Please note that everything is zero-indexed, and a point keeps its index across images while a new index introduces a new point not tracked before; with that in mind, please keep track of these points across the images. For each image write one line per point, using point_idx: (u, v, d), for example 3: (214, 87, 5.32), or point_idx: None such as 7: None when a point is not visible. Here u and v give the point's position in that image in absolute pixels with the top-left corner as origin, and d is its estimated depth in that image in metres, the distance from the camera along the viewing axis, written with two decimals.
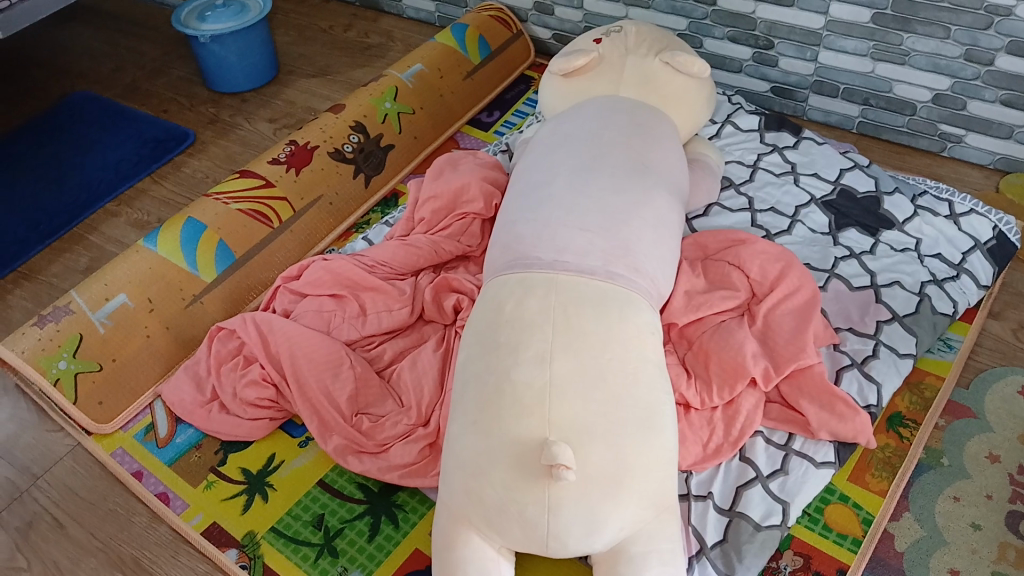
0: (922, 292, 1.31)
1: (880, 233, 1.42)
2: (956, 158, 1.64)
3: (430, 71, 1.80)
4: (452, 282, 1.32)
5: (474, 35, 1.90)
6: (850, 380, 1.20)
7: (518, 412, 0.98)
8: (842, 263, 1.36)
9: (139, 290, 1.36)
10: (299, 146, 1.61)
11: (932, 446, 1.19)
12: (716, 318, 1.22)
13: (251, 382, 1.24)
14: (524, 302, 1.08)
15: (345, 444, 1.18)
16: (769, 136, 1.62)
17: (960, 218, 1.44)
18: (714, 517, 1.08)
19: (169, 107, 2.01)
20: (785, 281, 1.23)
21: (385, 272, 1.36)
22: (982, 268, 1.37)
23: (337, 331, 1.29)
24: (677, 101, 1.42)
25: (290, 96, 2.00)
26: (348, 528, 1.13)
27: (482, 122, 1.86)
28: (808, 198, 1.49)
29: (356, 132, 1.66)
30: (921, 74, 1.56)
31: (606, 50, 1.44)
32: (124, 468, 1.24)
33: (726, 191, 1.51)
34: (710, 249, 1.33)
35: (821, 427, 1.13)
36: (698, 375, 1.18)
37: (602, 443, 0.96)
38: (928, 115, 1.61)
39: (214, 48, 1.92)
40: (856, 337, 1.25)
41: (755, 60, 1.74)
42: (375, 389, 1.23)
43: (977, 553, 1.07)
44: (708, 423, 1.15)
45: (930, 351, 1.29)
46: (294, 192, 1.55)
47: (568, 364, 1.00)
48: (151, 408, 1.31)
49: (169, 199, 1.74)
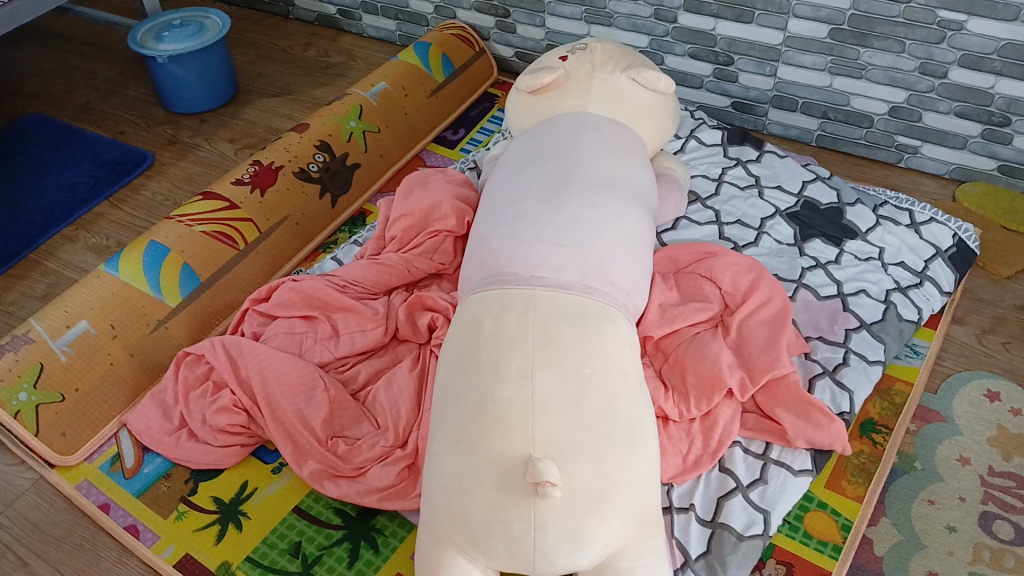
0: (888, 299, 1.34)
1: (844, 243, 1.44)
2: (913, 169, 1.69)
3: (394, 90, 1.80)
4: (425, 300, 1.29)
5: (437, 53, 1.90)
6: (823, 388, 1.21)
7: (501, 430, 0.97)
8: (810, 273, 1.38)
9: (101, 316, 1.32)
10: (263, 167, 1.59)
11: (904, 451, 1.21)
12: (691, 329, 1.23)
13: (221, 408, 1.20)
14: (502, 319, 1.08)
15: (321, 469, 1.15)
16: (733, 149, 1.65)
17: (920, 227, 1.47)
18: (696, 529, 1.08)
19: (125, 128, 1.97)
20: (756, 292, 1.24)
21: (356, 292, 1.34)
22: (943, 275, 1.41)
23: (309, 353, 1.27)
24: (644, 117, 1.44)
25: (249, 116, 1.98)
26: (327, 554, 1.11)
27: (448, 140, 1.85)
28: (773, 210, 1.51)
29: (320, 151, 1.64)
30: (877, 87, 1.61)
31: (572, 66, 1.45)
32: (90, 501, 1.20)
33: (694, 205, 1.53)
34: (681, 262, 1.34)
35: (798, 435, 1.14)
36: (675, 388, 1.18)
37: (587, 458, 0.96)
38: (885, 127, 1.66)
39: (172, 68, 1.88)
40: (826, 345, 1.27)
41: (716, 76, 1.77)
42: (350, 411, 1.21)
43: (954, 554, 1.09)
44: (687, 435, 1.16)
45: (898, 357, 1.31)
46: (259, 213, 1.52)
47: (550, 380, 1.00)
48: (117, 437, 1.27)
49: (128, 222, 1.70)
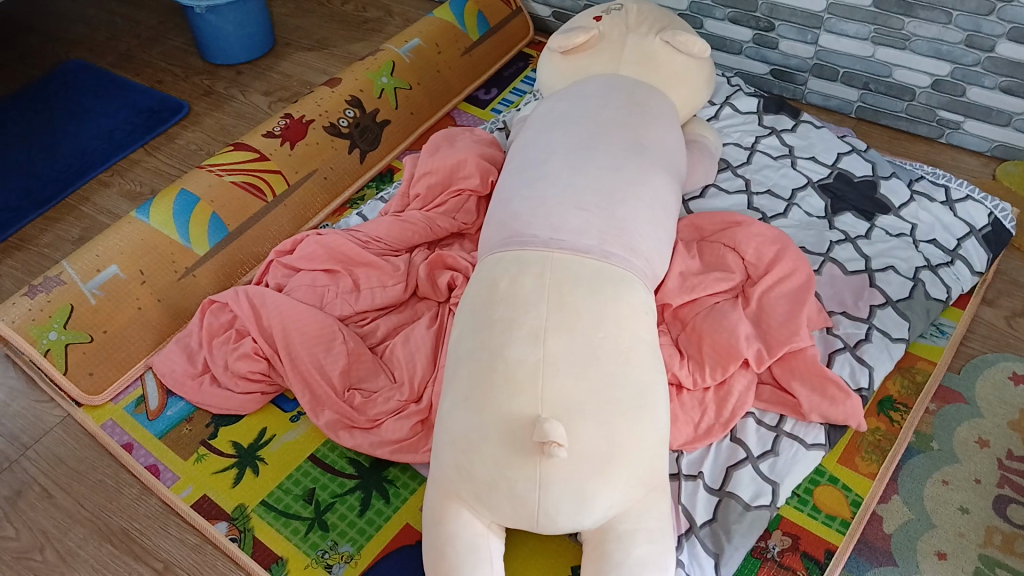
0: (916, 277, 1.31)
1: (876, 218, 1.41)
2: (954, 145, 1.64)
3: (428, 47, 1.79)
4: (446, 258, 1.30)
5: (474, 10, 1.88)
6: (842, 363, 1.20)
7: (510, 388, 0.98)
8: (838, 247, 1.35)
9: (131, 261, 1.35)
10: (295, 120, 1.60)
11: (921, 430, 1.19)
12: (711, 299, 1.23)
13: (243, 355, 1.23)
14: (519, 280, 1.08)
15: (337, 419, 1.18)
16: (768, 118, 1.62)
17: (956, 204, 1.43)
18: (703, 497, 1.08)
19: (163, 77, 1.99)
20: (779, 264, 1.23)
21: (379, 248, 1.34)
22: (977, 254, 1.37)
23: (330, 306, 1.28)
24: (676, 81, 1.42)
25: (285, 68, 1.98)
26: (339, 502, 1.13)
27: (479, 100, 1.84)
28: (805, 181, 1.48)
29: (351, 107, 1.65)
30: (921, 59, 1.55)
31: (606, 28, 1.44)
32: (114, 440, 1.24)
33: (724, 173, 1.50)
34: (705, 231, 1.32)
35: (813, 409, 1.13)
36: (691, 356, 1.18)
37: (593, 421, 0.97)
38: (927, 101, 1.60)
39: (211, 18, 1.90)
40: (849, 321, 1.25)
41: (756, 42, 1.73)
42: (368, 364, 1.23)
43: (964, 536, 1.07)
44: (700, 403, 1.15)
45: (923, 336, 1.28)
46: (288, 166, 1.54)
47: (562, 342, 1.00)
48: (142, 379, 1.31)
49: (162, 170, 1.72)
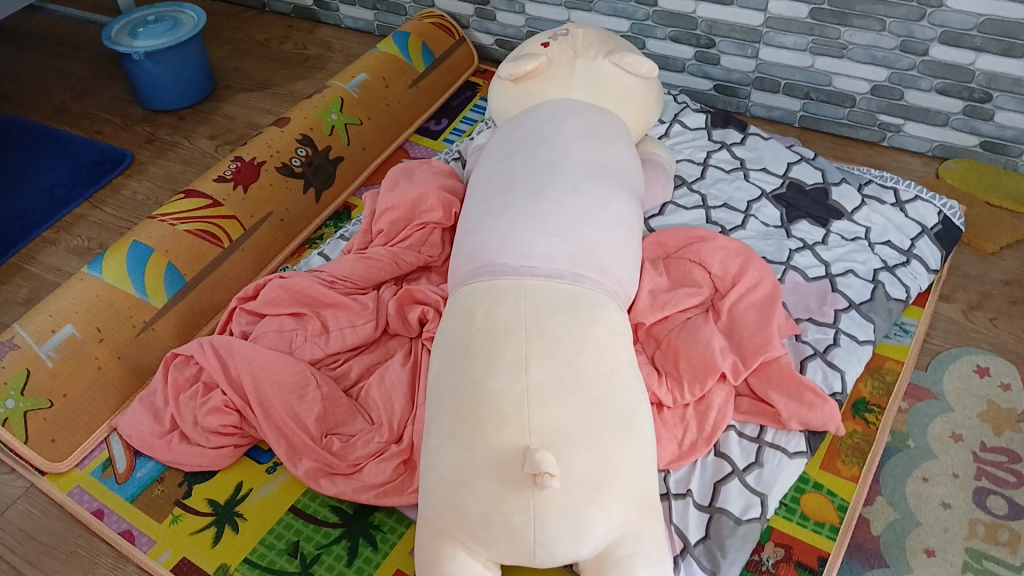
0: (875, 279, 1.34)
1: (831, 224, 1.43)
2: (896, 147, 1.68)
3: (375, 81, 1.78)
4: (415, 293, 1.28)
5: (417, 42, 1.88)
6: (814, 369, 1.22)
7: (497, 421, 0.98)
8: (797, 255, 1.38)
9: (87, 320, 1.30)
10: (245, 163, 1.57)
11: (897, 429, 1.20)
12: (682, 315, 1.24)
13: (212, 409, 1.19)
14: (495, 310, 1.09)
15: (316, 467, 1.15)
16: (717, 133, 1.63)
17: (906, 205, 1.46)
18: (695, 515, 1.08)
19: (102, 127, 1.94)
20: (746, 276, 1.24)
21: (345, 287, 1.32)
22: (931, 253, 1.39)
23: (300, 350, 1.25)
24: (626, 101, 1.46)
25: (228, 111, 1.95)
26: (325, 553, 1.10)
27: (430, 131, 1.83)
28: (759, 192, 1.50)
29: (302, 145, 1.63)
30: (859, 66, 1.60)
31: (554, 54, 1.47)
32: (83, 508, 1.18)
33: (680, 190, 1.52)
34: (670, 247, 1.33)
35: (792, 417, 1.14)
36: (669, 373, 1.19)
37: (584, 447, 0.97)
38: (867, 106, 1.65)
39: (148, 65, 1.86)
40: (816, 327, 1.27)
41: (698, 59, 1.75)
42: (344, 408, 1.20)
43: (949, 530, 1.08)
44: (681, 420, 1.16)
45: (887, 336, 1.30)
46: (242, 210, 1.51)
47: (544, 370, 1.01)
48: (107, 442, 1.25)
49: (109, 224, 1.67)
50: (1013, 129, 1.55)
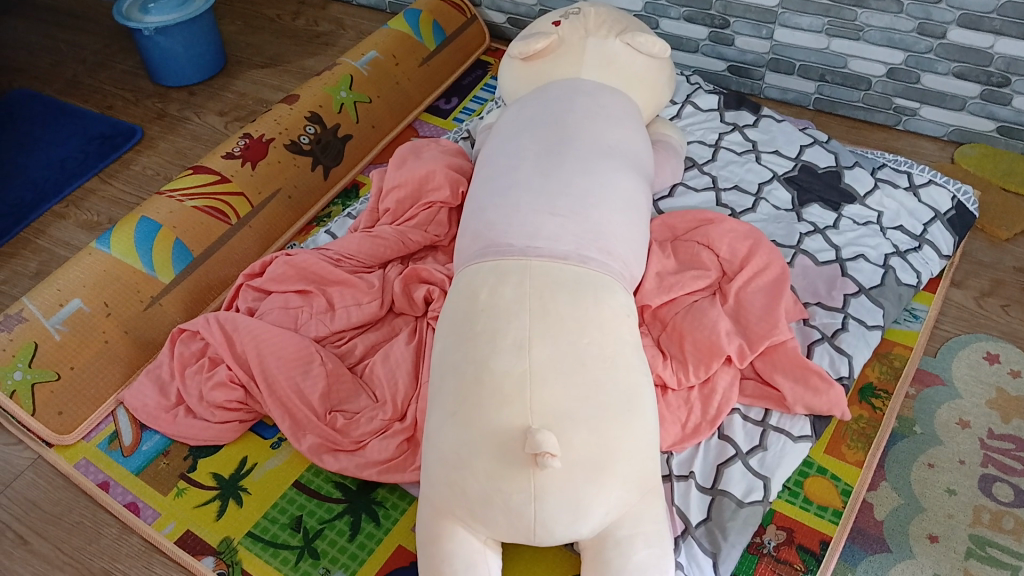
0: (886, 264, 1.33)
1: (842, 207, 1.42)
2: (911, 131, 1.66)
3: (385, 58, 1.77)
4: (421, 272, 1.28)
5: (428, 20, 1.87)
6: (822, 354, 1.21)
7: (498, 401, 0.98)
8: (807, 239, 1.36)
9: (94, 294, 1.31)
10: (254, 139, 1.56)
11: (903, 415, 1.19)
12: (689, 297, 1.23)
13: (218, 384, 1.20)
14: (498, 291, 1.08)
15: (320, 443, 1.15)
16: (729, 114, 1.61)
17: (919, 189, 1.44)
18: (696, 496, 1.07)
19: (113, 102, 1.94)
20: (754, 259, 1.23)
21: (351, 265, 1.32)
22: (943, 239, 1.38)
23: (305, 327, 1.25)
24: (637, 82, 1.45)
25: (239, 87, 1.95)
26: (328, 528, 1.11)
27: (440, 109, 1.82)
28: (770, 175, 1.49)
29: (311, 123, 1.62)
30: (875, 49, 1.57)
31: (566, 32, 1.45)
32: (89, 479, 1.19)
33: (690, 171, 1.51)
34: (678, 230, 1.33)
35: (797, 401, 1.13)
36: (674, 356, 1.18)
37: (585, 428, 0.97)
38: (882, 90, 1.62)
39: (160, 40, 1.86)
40: (825, 311, 1.26)
41: (712, 39, 1.73)
42: (348, 385, 1.20)
43: (954, 517, 1.08)
44: (686, 403, 1.15)
45: (897, 322, 1.29)
46: (250, 186, 1.51)
47: (546, 350, 1.01)
48: (114, 415, 1.26)
49: (118, 198, 1.67)
50: None
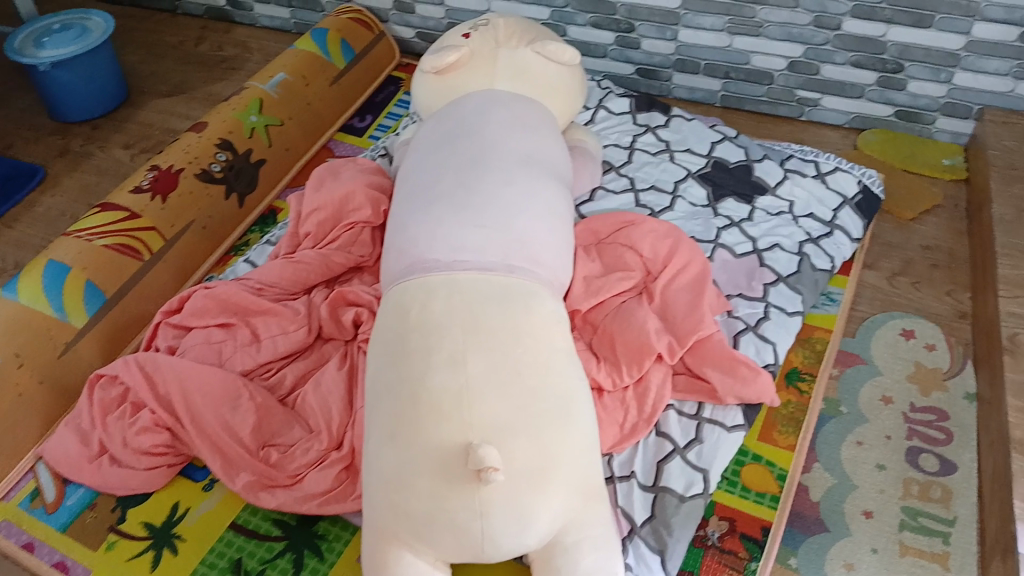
0: (801, 251, 1.37)
1: (756, 200, 1.46)
2: (815, 122, 1.72)
3: (295, 79, 1.73)
4: (347, 295, 1.26)
5: (336, 38, 1.84)
6: (747, 343, 1.24)
7: (436, 419, 0.97)
8: (725, 233, 1.40)
9: (3, 344, 1.24)
10: (163, 171, 1.51)
11: (829, 397, 1.23)
12: (617, 299, 1.24)
13: (142, 429, 1.15)
14: (429, 307, 1.08)
15: (255, 480, 1.12)
16: (642, 116, 1.64)
17: (827, 176, 1.48)
18: (639, 496, 1.08)
19: (11, 141, 1.85)
20: (676, 257, 1.26)
21: (274, 294, 1.28)
22: (853, 224, 1.42)
23: (230, 362, 1.21)
24: (550, 90, 1.46)
25: (144, 117, 1.87)
26: (270, 568, 1.07)
27: (355, 128, 1.80)
28: (685, 173, 1.52)
29: (222, 149, 1.58)
30: (775, 44, 1.62)
31: (476, 44, 1.45)
32: (12, 542, 1.13)
33: (608, 175, 1.53)
34: (601, 234, 1.33)
35: (727, 392, 1.15)
36: (606, 358, 1.19)
37: (525, 438, 0.97)
38: (785, 83, 1.68)
39: (57, 74, 1.77)
40: (747, 302, 1.29)
41: (619, 44, 1.75)
42: (279, 417, 1.17)
43: (885, 492, 1.11)
44: (621, 403, 1.16)
45: (815, 306, 1.33)
46: (162, 220, 1.45)
47: (481, 363, 1.01)
48: (34, 471, 1.20)
49: (23, 242, 1.60)
50: (926, 98, 1.58)
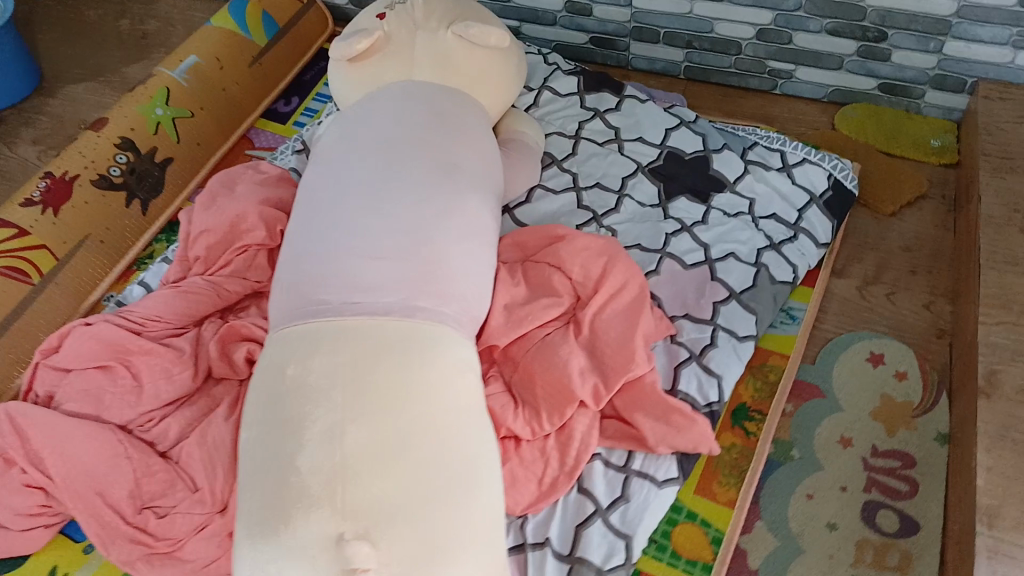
0: (759, 261, 1.21)
1: (711, 198, 1.29)
2: (789, 95, 1.52)
3: (208, 63, 1.57)
4: (240, 330, 1.13)
5: (257, 11, 1.67)
6: (689, 377, 1.09)
7: (306, 507, 0.84)
8: (674, 239, 1.23)
9: None
10: (55, 178, 1.36)
11: (780, 438, 1.09)
12: (541, 330, 1.10)
13: (13, 491, 1.03)
14: (309, 364, 0.93)
15: (133, 549, 1.00)
16: (590, 98, 1.45)
17: (793, 169, 1.31)
18: (552, 567, 0.96)
19: None
20: (608, 280, 1.10)
21: (159, 329, 1.14)
22: (820, 225, 1.26)
23: (108, 413, 1.08)
24: (477, 78, 1.28)
25: (53, 108, 1.72)
26: None
27: (279, 113, 1.63)
28: (634, 167, 1.34)
29: (122, 150, 1.43)
30: (740, 10, 1.42)
31: (392, 27, 1.28)
32: None
33: (549, 170, 1.35)
34: (529, 248, 1.18)
35: (659, 441, 1.02)
36: (526, 403, 1.05)
37: (408, 527, 0.84)
38: (754, 53, 1.48)
39: None
40: (694, 325, 1.14)
41: (569, 10, 1.55)
42: (162, 477, 1.04)
43: (835, 557, 0.98)
44: (541, 455, 1.03)
45: (773, 326, 1.18)
46: (53, 237, 1.31)
47: (362, 436, 0.87)
48: None
49: None
50: (912, 69, 1.38)
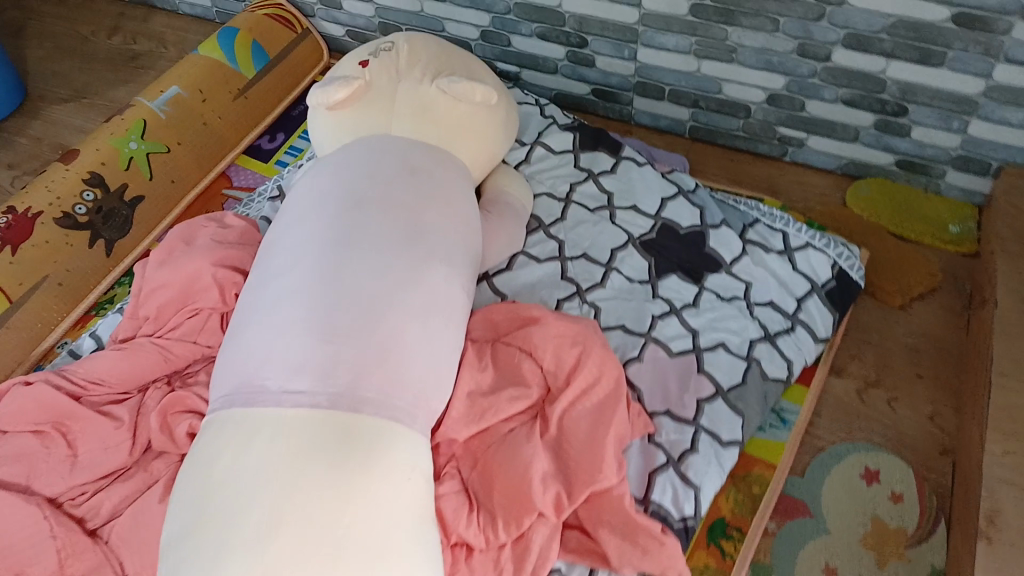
0: (750, 354, 1.11)
1: (705, 278, 1.20)
2: (799, 163, 1.42)
3: (191, 95, 1.50)
4: (184, 400, 1.05)
5: (247, 40, 1.60)
6: (664, 485, 0.99)
7: None
8: (661, 323, 1.14)
9: None
10: (17, 214, 1.29)
11: (759, 561, 0.99)
12: (505, 424, 1.01)
13: None
14: (240, 460, 0.84)
15: None
16: (584, 158, 1.36)
17: (795, 254, 1.22)
18: None
19: None
20: (581, 373, 1.01)
21: (99, 394, 1.08)
22: (820, 317, 1.16)
23: (37, 483, 1.00)
24: (461, 132, 1.19)
25: (34, 130, 1.66)
26: None
27: (262, 150, 1.56)
28: (625, 238, 1.25)
29: (90, 186, 1.36)
30: (751, 72, 1.32)
31: (374, 74, 1.20)
32: None
33: (534, 235, 1.26)
34: (500, 327, 1.10)
35: (623, 561, 0.93)
36: (483, 507, 0.95)
37: None
38: (764, 117, 1.38)
39: None
40: (673, 424, 1.04)
41: (570, 60, 1.47)
42: (87, 560, 0.95)
43: None
44: (494, 566, 0.94)
45: (761, 429, 1.09)
46: (8, 278, 1.24)
47: (285, 555, 0.77)
48: None
49: None
50: (931, 148, 1.29)
